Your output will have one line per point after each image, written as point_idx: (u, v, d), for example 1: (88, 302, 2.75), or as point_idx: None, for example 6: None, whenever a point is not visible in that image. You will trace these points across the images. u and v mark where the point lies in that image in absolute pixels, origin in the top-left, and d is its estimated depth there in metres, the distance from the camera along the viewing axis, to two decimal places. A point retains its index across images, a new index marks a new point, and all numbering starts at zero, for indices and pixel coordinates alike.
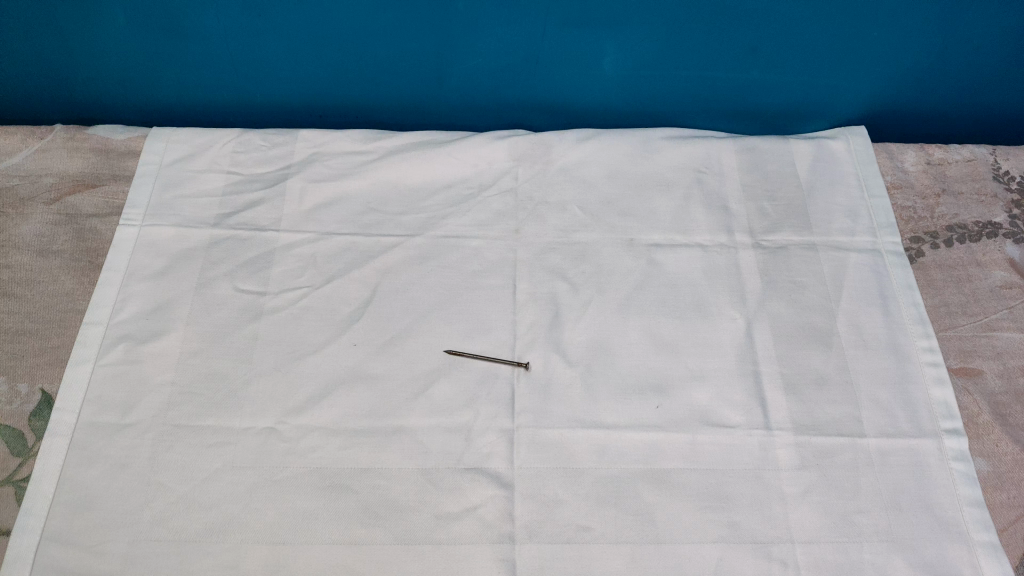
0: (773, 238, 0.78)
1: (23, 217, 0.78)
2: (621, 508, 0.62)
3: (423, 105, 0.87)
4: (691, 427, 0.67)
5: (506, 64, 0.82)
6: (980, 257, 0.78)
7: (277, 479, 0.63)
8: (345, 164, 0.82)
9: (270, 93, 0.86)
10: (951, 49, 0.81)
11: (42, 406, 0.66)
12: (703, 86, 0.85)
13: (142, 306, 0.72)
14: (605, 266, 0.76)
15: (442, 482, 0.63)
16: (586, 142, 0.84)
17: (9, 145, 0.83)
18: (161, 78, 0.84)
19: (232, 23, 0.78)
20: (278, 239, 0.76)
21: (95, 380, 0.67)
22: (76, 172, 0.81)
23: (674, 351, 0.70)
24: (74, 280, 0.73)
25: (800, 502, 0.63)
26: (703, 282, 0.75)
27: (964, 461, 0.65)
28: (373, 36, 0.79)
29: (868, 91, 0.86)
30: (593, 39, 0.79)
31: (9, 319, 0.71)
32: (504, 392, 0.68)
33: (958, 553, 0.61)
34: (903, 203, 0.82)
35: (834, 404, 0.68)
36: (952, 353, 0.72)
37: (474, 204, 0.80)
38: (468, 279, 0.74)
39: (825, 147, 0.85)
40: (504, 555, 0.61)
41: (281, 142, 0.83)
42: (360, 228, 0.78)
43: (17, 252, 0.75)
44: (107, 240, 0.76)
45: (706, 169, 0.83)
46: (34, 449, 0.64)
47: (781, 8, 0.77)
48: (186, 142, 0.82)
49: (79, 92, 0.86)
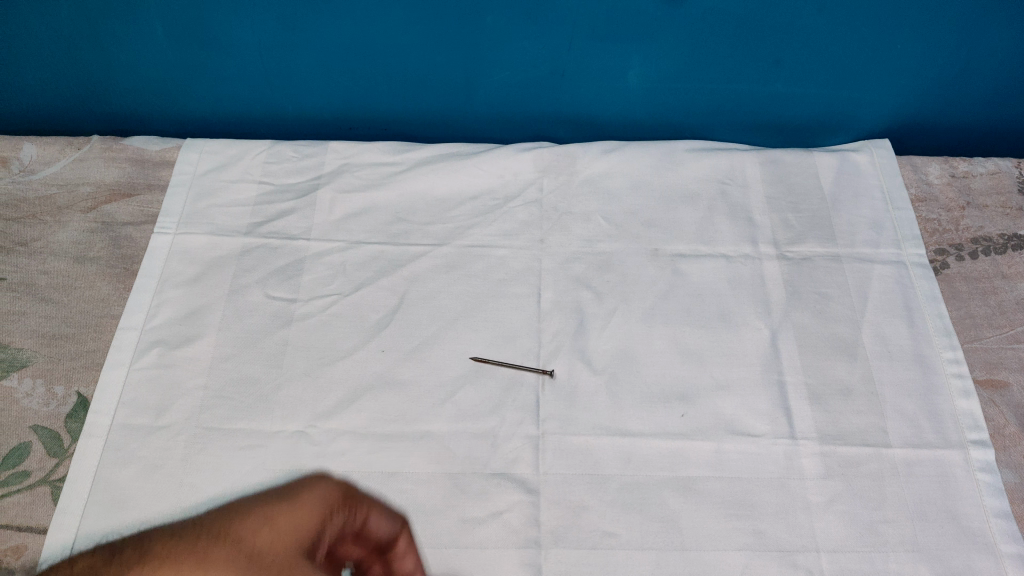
0: (798, 249, 0.78)
1: (60, 224, 0.80)
2: (646, 515, 0.63)
3: (451, 117, 0.89)
4: (716, 436, 0.67)
5: (532, 77, 0.84)
6: (1006, 269, 0.78)
7: (302, 477, 0.63)
8: (374, 175, 0.83)
9: (302, 105, 0.88)
10: (977, 61, 0.82)
11: (78, 407, 0.68)
12: (728, 99, 0.86)
13: (176, 312, 0.74)
14: (629, 276, 0.76)
15: (469, 488, 0.64)
16: (611, 154, 0.85)
17: (48, 155, 0.85)
18: (197, 91, 0.86)
19: (265, 36, 0.80)
20: (308, 248, 0.78)
21: (130, 383, 0.69)
22: (111, 181, 0.83)
23: (700, 360, 0.71)
24: (110, 285, 0.75)
25: (826, 511, 0.63)
26: (727, 291, 0.75)
27: (991, 472, 0.65)
28: (402, 49, 0.81)
29: (892, 104, 0.86)
30: (620, 52, 0.81)
31: (46, 324, 0.72)
32: (529, 399, 0.69)
33: (985, 563, 0.61)
34: (927, 215, 0.82)
35: (860, 414, 0.68)
36: (978, 365, 0.71)
37: (500, 214, 0.81)
38: (494, 288, 0.75)
39: (850, 160, 0.85)
40: (528, 560, 0.61)
41: (310, 154, 0.85)
42: (389, 237, 0.79)
43: (55, 258, 0.77)
44: (142, 248, 0.78)
45: (730, 180, 0.83)
46: (70, 450, 0.66)
47: (806, 21, 0.78)
48: (220, 153, 0.84)
49: (117, 104, 0.88)
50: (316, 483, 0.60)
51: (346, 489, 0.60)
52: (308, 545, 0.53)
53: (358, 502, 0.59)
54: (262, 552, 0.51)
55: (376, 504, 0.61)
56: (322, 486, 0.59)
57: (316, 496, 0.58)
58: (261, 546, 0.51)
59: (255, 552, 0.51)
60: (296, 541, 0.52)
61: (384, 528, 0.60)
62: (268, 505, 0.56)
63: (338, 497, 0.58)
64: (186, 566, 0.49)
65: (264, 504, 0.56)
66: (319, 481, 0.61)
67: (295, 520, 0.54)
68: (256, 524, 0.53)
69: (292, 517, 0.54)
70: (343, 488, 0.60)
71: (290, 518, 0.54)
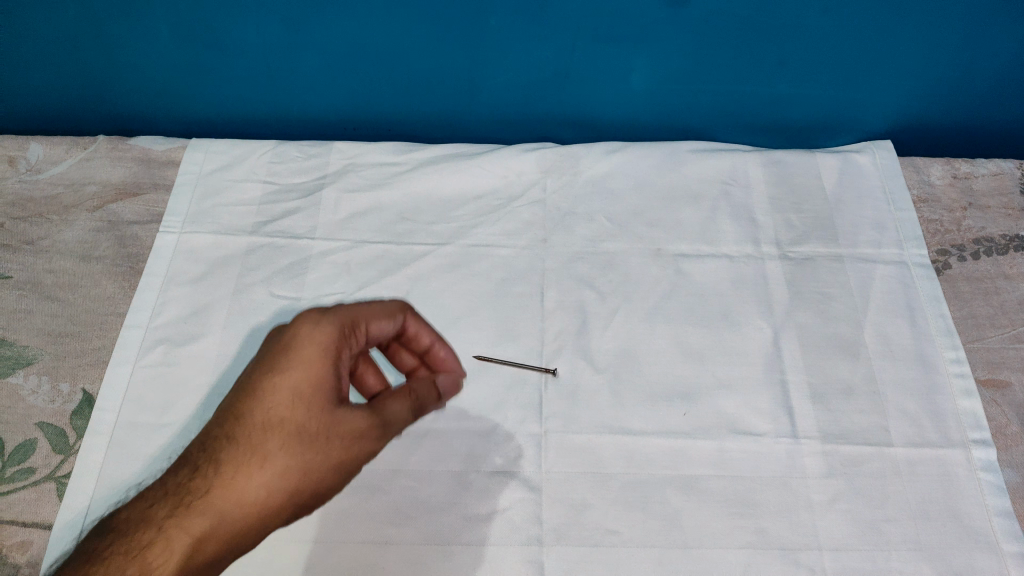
0: (800, 249, 0.79)
1: (66, 223, 0.80)
2: (648, 512, 0.63)
3: (455, 118, 0.89)
4: (719, 435, 0.67)
5: (536, 78, 0.84)
6: (1008, 270, 0.78)
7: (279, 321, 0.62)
8: (378, 175, 0.84)
9: (306, 106, 0.88)
10: (979, 62, 0.82)
11: (83, 404, 0.68)
12: (731, 100, 0.86)
13: (181, 310, 0.74)
14: (632, 275, 0.77)
15: (472, 485, 0.64)
16: (614, 154, 0.85)
17: (54, 155, 0.85)
18: (203, 91, 0.87)
19: (270, 37, 0.80)
20: (312, 247, 0.78)
21: (135, 381, 0.69)
22: (117, 181, 0.84)
23: (702, 359, 0.71)
24: (116, 284, 0.76)
25: (828, 509, 0.63)
26: (730, 291, 0.76)
27: (993, 472, 0.65)
28: (406, 50, 0.81)
29: (894, 105, 0.87)
30: (623, 53, 0.81)
31: (52, 322, 0.73)
32: (532, 398, 0.69)
33: (986, 562, 0.61)
34: (929, 216, 0.82)
35: (862, 413, 0.68)
36: (980, 365, 0.72)
37: (504, 214, 0.81)
38: (497, 287, 0.76)
39: (852, 160, 0.85)
40: (531, 557, 0.61)
41: (315, 154, 0.85)
42: (393, 236, 0.79)
43: (61, 257, 0.78)
44: (147, 246, 0.79)
45: (733, 181, 0.84)
46: (76, 446, 0.66)
47: (808, 23, 0.78)
48: (225, 152, 0.85)
49: (123, 105, 0.88)
50: (303, 318, 0.60)
51: (334, 318, 0.60)
52: (338, 401, 0.59)
53: (355, 328, 0.62)
54: (311, 431, 0.58)
55: (361, 307, 0.62)
56: (313, 325, 0.60)
57: (318, 346, 0.59)
58: (308, 426, 0.58)
59: (305, 434, 0.58)
60: (329, 412, 0.59)
61: (379, 309, 0.63)
62: (277, 372, 0.58)
63: (336, 333, 0.60)
64: (258, 464, 0.57)
65: (274, 374, 0.58)
66: (309, 321, 0.60)
67: (315, 385, 0.58)
68: (287, 400, 0.58)
69: (312, 387, 0.58)
70: (332, 318, 0.61)
71: (312, 388, 0.58)
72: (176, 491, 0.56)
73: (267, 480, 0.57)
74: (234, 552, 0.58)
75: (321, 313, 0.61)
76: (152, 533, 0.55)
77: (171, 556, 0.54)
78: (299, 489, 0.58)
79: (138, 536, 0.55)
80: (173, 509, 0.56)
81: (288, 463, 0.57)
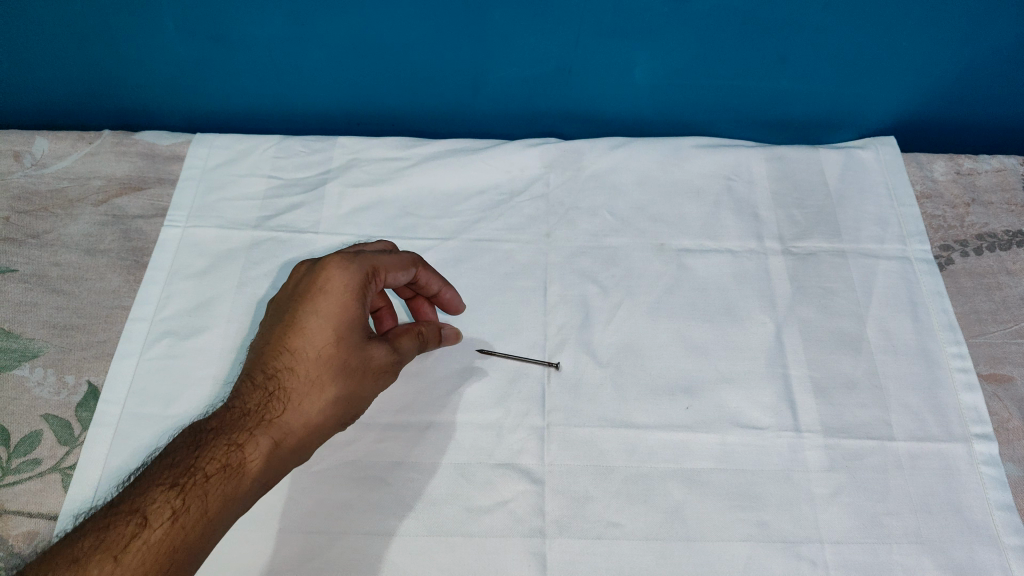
0: (803, 245, 0.79)
1: (71, 217, 0.81)
2: (650, 505, 0.63)
3: (458, 113, 0.89)
4: (720, 428, 0.67)
5: (539, 73, 0.84)
6: (1011, 265, 0.78)
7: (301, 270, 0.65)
8: (382, 169, 0.84)
9: (310, 100, 0.88)
10: (982, 58, 0.82)
11: (88, 397, 0.69)
12: (734, 95, 0.86)
13: (186, 303, 0.74)
14: (635, 269, 0.77)
15: (475, 477, 0.65)
16: (617, 149, 0.85)
17: (59, 149, 0.86)
18: (207, 86, 0.87)
19: (274, 31, 0.80)
20: (317, 241, 0.79)
21: (140, 373, 0.69)
22: (122, 175, 0.84)
23: (705, 354, 0.71)
24: (120, 278, 0.76)
25: (830, 503, 0.64)
26: (732, 286, 0.76)
27: (995, 466, 0.65)
28: (410, 45, 0.81)
29: (896, 101, 0.87)
30: (626, 48, 0.81)
31: (58, 315, 0.73)
32: (535, 391, 0.69)
33: (988, 556, 0.61)
34: (932, 211, 0.83)
35: (864, 407, 0.69)
36: (982, 360, 0.72)
37: (506, 208, 0.81)
38: (500, 282, 0.76)
39: (855, 156, 0.85)
40: (534, 549, 0.61)
41: (319, 148, 0.85)
42: (396, 231, 0.80)
43: (66, 250, 0.78)
44: (152, 240, 0.79)
45: (736, 176, 0.84)
46: (81, 438, 0.67)
47: (812, 18, 0.78)
48: (229, 147, 0.85)
49: (128, 99, 0.89)
50: (331, 263, 0.63)
51: (360, 263, 0.64)
52: (369, 337, 0.64)
53: (377, 275, 0.64)
54: (355, 362, 0.62)
55: (381, 256, 0.65)
56: (342, 269, 0.63)
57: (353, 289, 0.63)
58: (352, 358, 0.62)
59: (352, 363, 0.62)
60: (370, 347, 0.63)
61: (396, 261, 0.65)
62: (320, 310, 0.62)
63: (363, 279, 0.63)
64: (315, 390, 0.61)
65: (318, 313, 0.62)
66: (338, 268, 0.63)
67: (352, 321, 0.63)
68: (333, 333, 0.62)
69: (349, 324, 0.62)
70: (358, 263, 0.63)
71: (350, 324, 0.63)
72: (252, 407, 0.60)
73: (323, 404, 0.61)
74: (298, 463, 0.61)
75: (346, 257, 0.64)
76: (244, 436, 0.58)
77: (261, 456, 0.58)
78: (346, 413, 0.63)
79: (233, 436, 0.58)
80: (257, 419, 0.59)
81: (344, 389, 0.62)
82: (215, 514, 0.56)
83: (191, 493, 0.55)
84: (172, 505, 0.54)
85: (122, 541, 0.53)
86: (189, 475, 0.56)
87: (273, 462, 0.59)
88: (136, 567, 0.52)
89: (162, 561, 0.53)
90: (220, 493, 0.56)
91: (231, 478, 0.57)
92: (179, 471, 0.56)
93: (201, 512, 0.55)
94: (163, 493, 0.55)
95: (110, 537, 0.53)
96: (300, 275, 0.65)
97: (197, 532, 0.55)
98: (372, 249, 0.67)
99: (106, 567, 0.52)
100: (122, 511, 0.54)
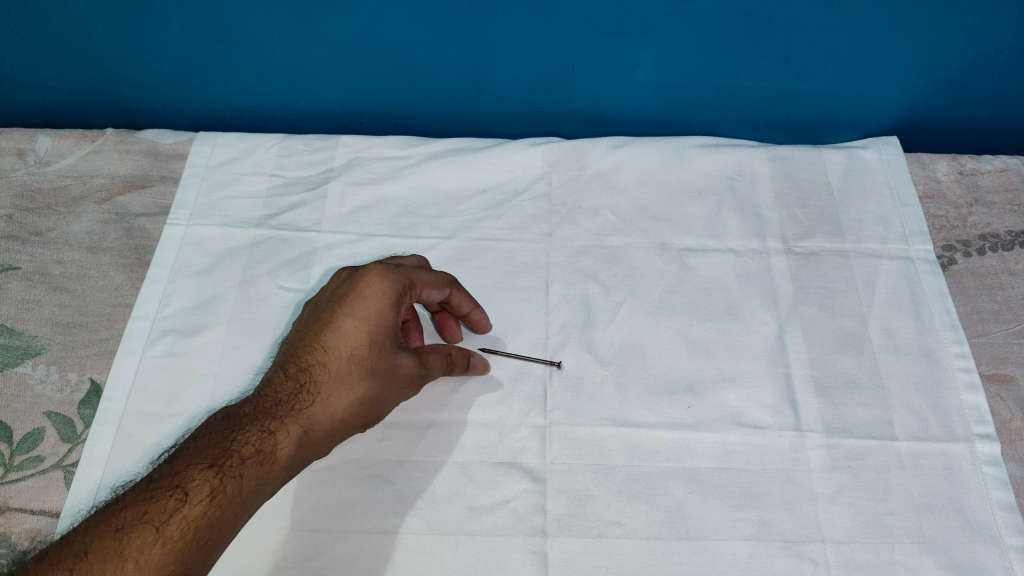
0: (806, 244, 0.79)
1: (74, 215, 0.81)
2: (652, 504, 0.63)
3: (461, 112, 0.90)
4: (722, 427, 0.67)
5: (542, 73, 0.84)
6: (1014, 265, 0.78)
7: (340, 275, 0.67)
8: (385, 168, 0.84)
9: (314, 99, 0.89)
10: (986, 58, 0.81)
11: (90, 394, 0.69)
12: (737, 95, 0.86)
13: (188, 301, 0.74)
14: (637, 269, 0.77)
15: (476, 476, 0.65)
16: (619, 148, 0.85)
17: (63, 147, 0.86)
18: (211, 85, 0.87)
19: (278, 30, 0.80)
20: (319, 240, 0.79)
21: (142, 371, 0.70)
22: (125, 173, 0.84)
23: (707, 353, 0.71)
24: (123, 275, 0.76)
25: (832, 502, 0.64)
26: (734, 285, 0.76)
27: (997, 466, 0.65)
28: (413, 44, 0.81)
29: (899, 101, 0.87)
30: (629, 48, 0.81)
31: (61, 312, 0.73)
32: (537, 390, 0.69)
33: (990, 556, 0.61)
34: (935, 211, 0.82)
35: (866, 407, 0.68)
36: (984, 360, 0.72)
37: (508, 207, 0.81)
38: (503, 280, 0.76)
39: (857, 156, 0.85)
40: (535, 547, 0.61)
41: (323, 147, 0.85)
42: (399, 230, 0.80)
43: (69, 248, 0.78)
44: (155, 239, 0.79)
45: (738, 176, 0.84)
46: (83, 435, 0.67)
47: (815, 17, 0.78)
48: (232, 146, 0.85)
49: (131, 97, 0.89)
50: (371, 270, 0.65)
51: (399, 274, 0.65)
52: (400, 346, 0.65)
53: (412, 289, 0.66)
54: (384, 367, 0.63)
55: (420, 272, 0.66)
56: (382, 277, 0.65)
57: (390, 298, 0.64)
58: (382, 363, 0.63)
59: (381, 368, 0.63)
60: (400, 356, 0.64)
61: (431, 279, 0.67)
62: (358, 315, 0.64)
63: (400, 290, 0.65)
64: (344, 390, 0.62)
65: (355, 318, 0.64)
66: (377, 277, 0.65)
67: (385, 328, 0.64)
68: (367, 337, 0.63)
69: (383, 331, 0.64)
70: (397, 274, 0.65)
71: (384, 331, 0.64)
72: (284, 397, 0.61)
73: (350, 402, 0.62)
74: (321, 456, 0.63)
75: (387, 267, 0.65)
76: (276, 423, 0.60)
77: (292, 444, 0.60)
78: (370, 415, 0.64)
79: (266, 423, 0.60)
80: (288, 409, 0.61)
81: (373, 393, 0.63)
82: (248, 496, 0.57)
83: (227, 474, 0.57)
84: (210, 484, 0.56)
85: (164, 513, 0.54)
86: (226, 456, 0.57)
87: (300, 452, 0.60)
88: (174, 541, 0.54)
89: (199, 537, 0.54)
90: (254, 476, 0.57)
91: (264, 463, 0.58)
92: (217, 452, 0.58)
93: (236, 493, 0.56)
94: (202, 471, 0.56)
95: (153, 511, 0.54)
96: (340, 277, 0.67)
97: (231, 512, 0.56)
98: (409, 263, 0.69)
99: (148, 537, 0.53)
100: (163, 486, 0.56)
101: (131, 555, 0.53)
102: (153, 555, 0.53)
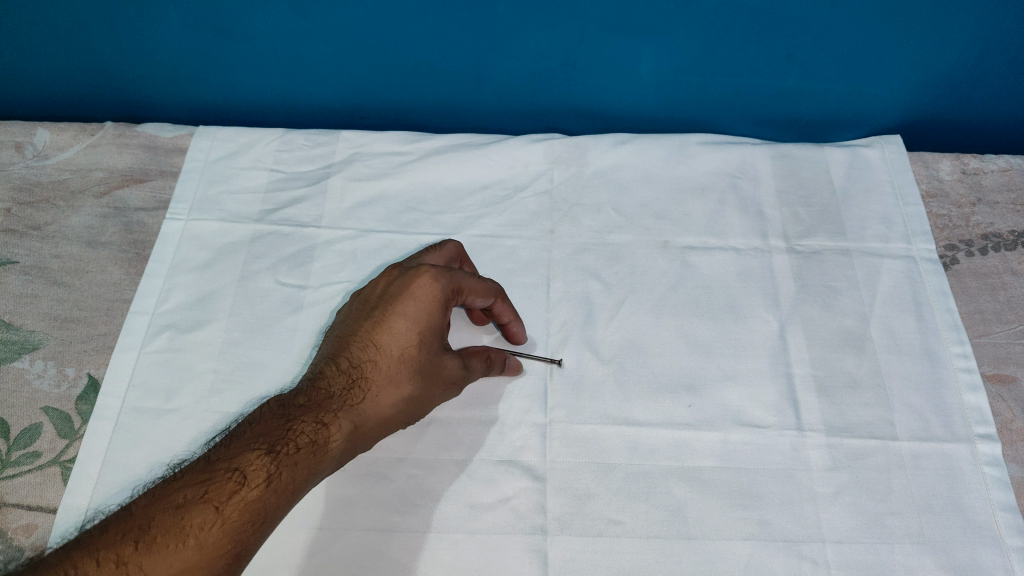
0: (808, 243, 0.78)
1: (72, 209, 0.80)
2: (652, 503, 0.63)
3: (463, 108, 0.89)
4: (722, 426, 0.67)
5: (544, 69, 0.84)
6: (1016, 265, 0.78)
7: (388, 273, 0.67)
8: (385, 164, 0.84)
9: (315, 94, 0.88)
10: (990, 56, 0.81)
11: (88, 390, 0.68)
12: (740, 92, 0.86)
13: (187, 296, 0.74)
14: (639, 266, 0.77)
15: (477, 474, 0.64)
16: (622, 145, 0.85)
17: (61, 141, 0.85)
18: (211, 78, 0.86)
19: (279, 24, 0.80)
20: (318, 235, 0.78)
21: (141, 366, 0.69)
22: (124, 167, 0.84)
23: (707, 352, 0.71)
24: (122, 270, 0.76)
25: (832, 502, 0.63)
26: (736, 284, 0.75)
27: (998, 467, 0.65)
28: (415, 39, 0.81)
29: (902, 99, 0.86)
30: (632, 44, 0.81)
31: (58, 307, 0.73)
32: (537, 388, 0.69)
33: (990, 557, 0.61)
34: (938, 211, 0.82)
35: (867, 406, 0.68)
36: (985, 360, 0.72)
37: (509, 204, 0.81)
38: (503, 278, 0.76)
39: (860, 155, 0.85)
40: (535, 546, 0.61)
41: (323, 142, 0.85)
42: (399, 226, 0.79)
43: (66, 242, 0.78)
44: (153, 233, 0.79)
45: (741, 174, 0.83)
46: (81, 431, 0.66)
47: (819, 15, 0.78)
48: (231, 140, 0.85)
49: (131, 90, 0.88)
50: (423, 273, 0.65)
51: (449, 279, 0.65)
52: (446, 347, 0.65)
53: (460, 294, 0.66)
54: (431, 368, 0.64)
55: (470, 278, 0.66)
56: (433, 280, 0.65)
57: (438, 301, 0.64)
58: (429, 363, 0.64)
59: (428, 369, 0.63)
60: (446, 358, 0.64)
61: (481, 287, 0.66)
62: (408, 316, 0.64)
63: (448, 293, 0.65)
64: (391, 388, 0.63)
65: (405, 318, 0.64)
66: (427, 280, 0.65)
67: (434, 329, 0.64)
68: (417, 336, 0.64)
69: (431, 332, 0.64)
70: (448, 278, 0.65)
71: (432, 333, 0.64)
72: (337, 390, 0.62)
73: (397, 400, 0.63)
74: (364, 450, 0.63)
75: (439, 270, 0.65)
76: (330, 416, 0.60)
77: (343, 438, 0.60)
78: (413, 414, 0.64)
79: (321, 415, 0.60)
80: (342, 402, 0.61)
81: (418, 392, 0.63)
82: (301, 484, 0.57)
83: (283, 461, 0.57)
84: (268, 469, 0.56)
85: (223, 494, 0.54)
86: (282, 444, 0.58)
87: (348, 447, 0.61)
88: (231, 521, 0.54)
89: (254, 520, 0.55)
90: (307, 466, 0.57)
91: (316, 454, 0.58)
92: (274, 439, 0.58)
93: (291, 480, 0.57)
94: (259, 456, 0.57)
95: (212, 490, 0.55)
96: (391, 276, 0.67)
97: (285, 498, 0.56)
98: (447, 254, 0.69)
99: (208, 517, 0.53)
100: (222, 468, 0.56)
101: (192, 532, 0.53)
102: (211, 534, 0.53)
